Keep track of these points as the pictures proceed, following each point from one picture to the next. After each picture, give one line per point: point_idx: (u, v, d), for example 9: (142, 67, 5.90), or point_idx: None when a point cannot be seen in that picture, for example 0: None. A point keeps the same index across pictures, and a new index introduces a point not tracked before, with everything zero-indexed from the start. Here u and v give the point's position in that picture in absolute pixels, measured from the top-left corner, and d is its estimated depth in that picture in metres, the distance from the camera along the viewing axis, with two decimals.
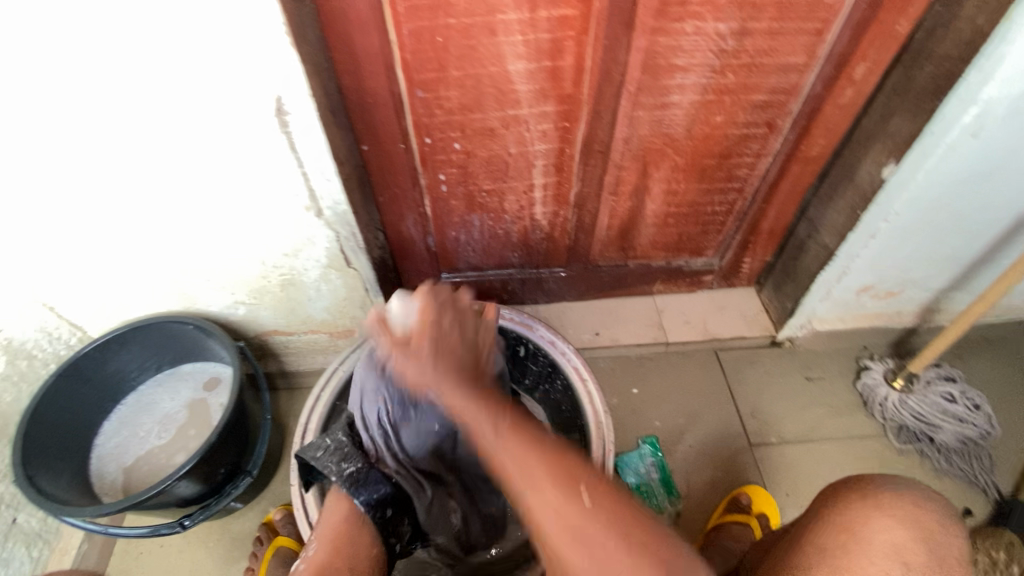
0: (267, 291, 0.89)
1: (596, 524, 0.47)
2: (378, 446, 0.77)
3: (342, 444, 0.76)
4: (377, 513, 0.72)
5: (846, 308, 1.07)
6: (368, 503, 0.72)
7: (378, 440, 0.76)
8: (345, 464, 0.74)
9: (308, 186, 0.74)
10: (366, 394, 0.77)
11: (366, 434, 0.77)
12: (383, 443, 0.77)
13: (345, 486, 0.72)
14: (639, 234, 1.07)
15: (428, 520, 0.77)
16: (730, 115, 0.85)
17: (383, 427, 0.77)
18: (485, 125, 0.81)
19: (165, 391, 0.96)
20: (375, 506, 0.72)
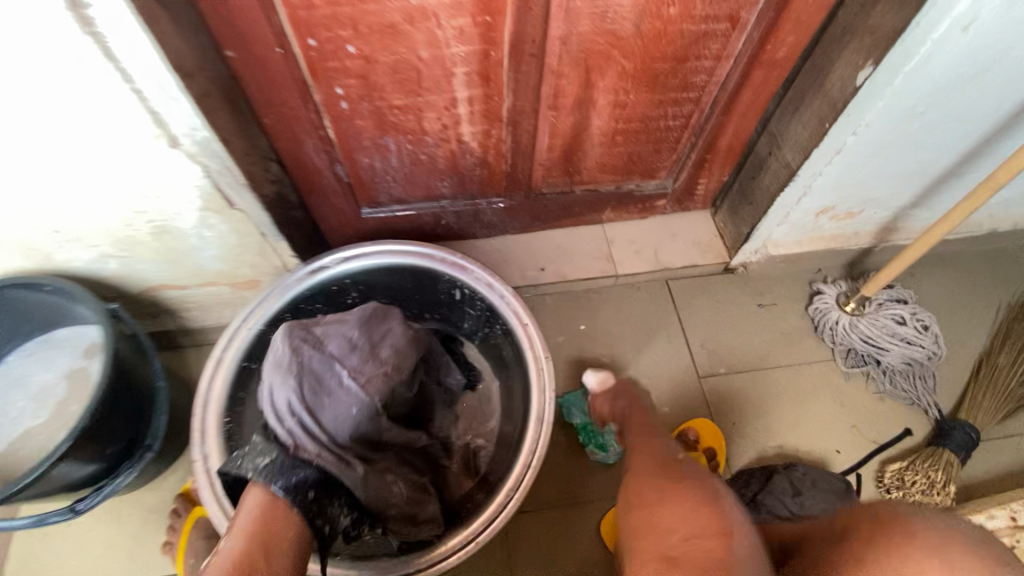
0: (138, 241, 0.73)
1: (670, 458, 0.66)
2: (295, 436, 0.67)
3: (257, 441, 0.67)
4: (298, 497, 0.64)
5: (803, 230, 1.01)
6: (288, 488, 0.63)
7: (293, 431, 0.68)
8: (261, 458, 0.66)
9: (150, 109, 0.56)
10: (275, 386, 0.70)
11: (281, 426, 0.68)
12: (300, 432, 0.68)
13: (260, 477, 0.64)
14: (585, 155, 0.94)
15: (366, 498, 0.69)
16: (686, 8, 0.70)
17: (297, 417, 0.68)
18: (383, 20, 0.64)
19: (36, 362, 0.81)
20: (294, 491, 0.64)
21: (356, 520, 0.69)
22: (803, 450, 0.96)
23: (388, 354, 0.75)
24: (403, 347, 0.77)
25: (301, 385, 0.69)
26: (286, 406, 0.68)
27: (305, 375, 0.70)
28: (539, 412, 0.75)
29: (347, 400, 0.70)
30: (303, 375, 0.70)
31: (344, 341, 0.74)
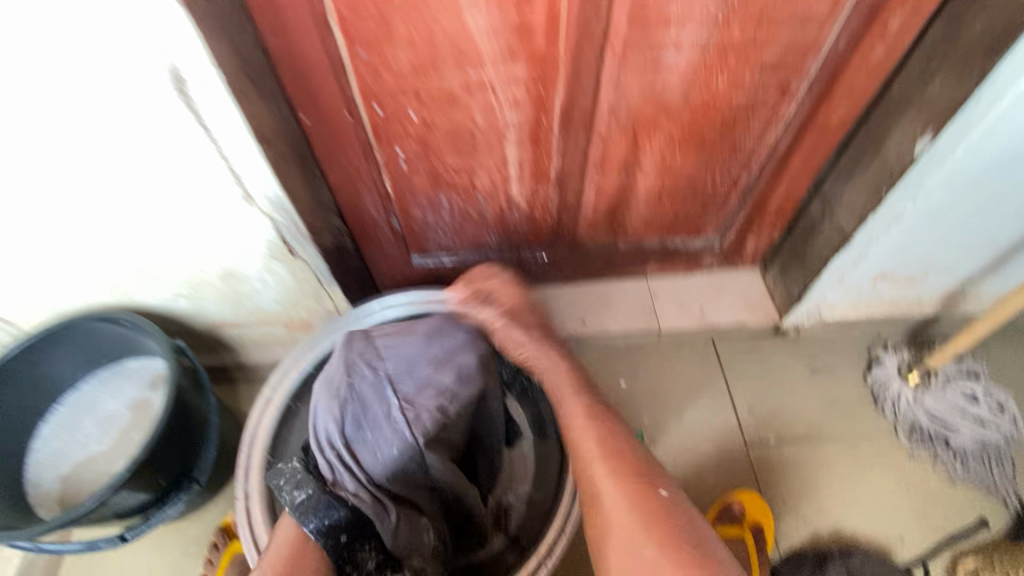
0: (208, 283, 0.79)
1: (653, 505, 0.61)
2: (333, 467, 0.69)
3: (294, 469, 0.68)
4: (330, 540, 0.64)
5: (859, 295, 0.97)
6: (321, 530, 0.64)
7: (333, 462, 0.69)
8: (296, 492, 0.65)
9: (233, 171, 0.63)
10: (320, 409, 0.71)
11: (320, 455, 0.70)
12: (339, 464, 0.69)
13: (294, 514, 0.64)
14: (631, 213, 0.95)
15: (396, 547, 0.68)
16: (735, 78, 0.71)
17: (338, 447, 0.70)
18: (443, 90, 0.69)
19: (107, 389, 0.86)
20: (328, 533, 0.64)
21: (384, 565, 0.68)
22: (870, 536, 0.89)
23: (450, 377, 0.77)
24: (458, 383, 0.78)
25: (345, 415, 0.71)
26: (326, 438, 0.70)
27: (351, 402, 0.72)
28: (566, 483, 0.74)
29: (389, 438, 0.72)
30: (350, 401, 0.72)
31: (402, 363, 0.76)
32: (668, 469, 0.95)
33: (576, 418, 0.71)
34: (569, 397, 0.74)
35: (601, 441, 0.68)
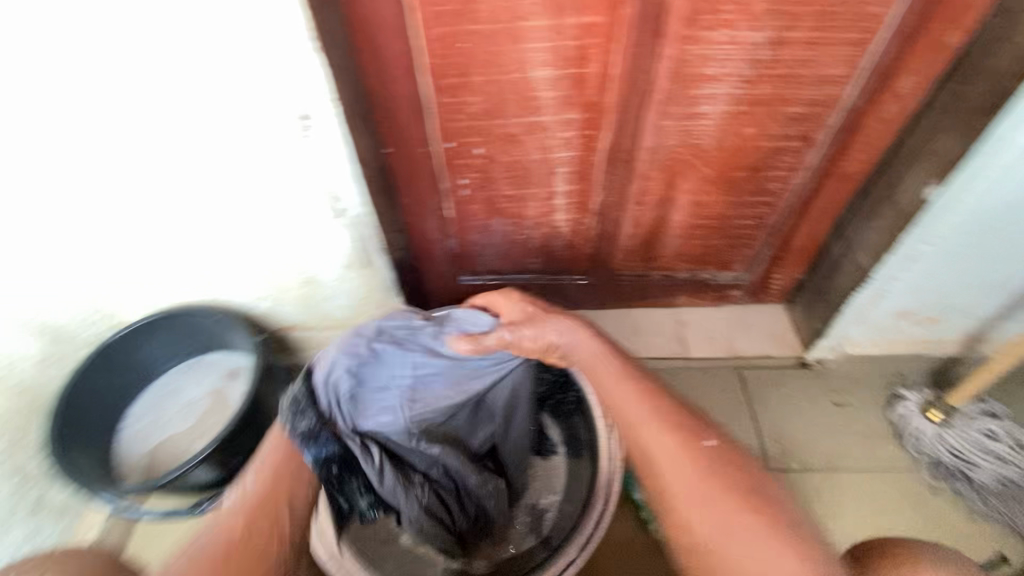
0: (289, 288, 0.91)
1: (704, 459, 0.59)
2: (334, 410, 0.77)
3: (299, 395, 0.75)
4: (323, 470, 0.73)
5: (880, 331, 1.02)
6: (318, 459, 0.73)
7: (336, 407, 0.77)
8: (301, 420, 0.74)
9: (330, 190, 0.75)
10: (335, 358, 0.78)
11: (324, 397, 0.77)
12: (339, 410, 0.77)
13: (298, 440, 0.72)
14: (665, 245, 1.04)
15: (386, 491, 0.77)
16: (763, 128, 0.81)
17: (344, 395, 0.78)
18: (507, 130, 0.80)
19: (190, 378, 0.99)
20: (322, 464, 0.73)
21: (373, 503, 0.78)
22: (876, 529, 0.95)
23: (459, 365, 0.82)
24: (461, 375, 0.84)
25: (358, 371, 0.79)
26: (336, 383, 0.77)
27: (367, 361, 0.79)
28: (594, 514, 0.75)
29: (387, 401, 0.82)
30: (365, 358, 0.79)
31: (421, 342, 0.82)
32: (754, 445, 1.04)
33: (615, 392, 0.69)
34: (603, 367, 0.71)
35: (648, 412, 0.64)
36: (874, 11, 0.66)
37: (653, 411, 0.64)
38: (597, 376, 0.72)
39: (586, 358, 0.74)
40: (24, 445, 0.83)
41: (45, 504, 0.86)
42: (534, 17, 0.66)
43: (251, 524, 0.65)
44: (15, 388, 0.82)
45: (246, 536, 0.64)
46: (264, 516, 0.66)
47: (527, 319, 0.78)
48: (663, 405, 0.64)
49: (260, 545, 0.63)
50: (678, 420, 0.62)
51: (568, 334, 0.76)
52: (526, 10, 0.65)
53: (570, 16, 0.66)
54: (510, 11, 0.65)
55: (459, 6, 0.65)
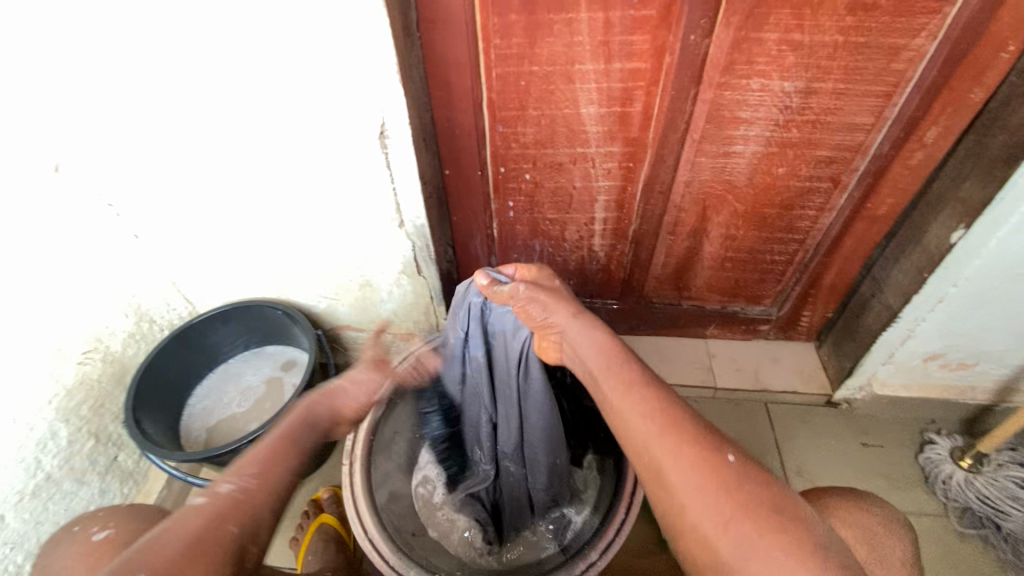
0: (348, 290, 1.01)
1: (732, 475, 0.52)
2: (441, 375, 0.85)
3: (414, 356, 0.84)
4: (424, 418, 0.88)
5: (910, 374, 1.03)
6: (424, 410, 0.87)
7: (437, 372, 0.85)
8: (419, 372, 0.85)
9: (396, 202, 0.84)
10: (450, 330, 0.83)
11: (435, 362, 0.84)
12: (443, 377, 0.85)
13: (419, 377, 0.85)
14: (696, 275, 1.09)
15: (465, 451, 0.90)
16: (793, 168, 0.87)
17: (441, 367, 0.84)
18: (554, 159, 0.89)
19: (250, 365, 1.09)
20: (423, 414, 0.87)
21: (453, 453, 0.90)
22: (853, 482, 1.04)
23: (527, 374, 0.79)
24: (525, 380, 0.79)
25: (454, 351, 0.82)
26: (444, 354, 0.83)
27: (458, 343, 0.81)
28: (614, 523, 0.71)
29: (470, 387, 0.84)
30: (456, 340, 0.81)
31: (501, 331, 0.79)
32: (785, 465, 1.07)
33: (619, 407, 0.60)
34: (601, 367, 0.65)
35: (658, 429, 0.56)
36: (899, 67, 0.73)
37: (668, 427, 0.56)
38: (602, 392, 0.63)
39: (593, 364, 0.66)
40: (103, 410, 0.91)
41: (114, 467, 0.93)
42: (586, 62, 0.76)
43: (228, 530, 0.53)
44: (101, 357, 0.90)
45: (197, 550, 0.50)
46: (223, 530, 0.53)
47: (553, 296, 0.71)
48: (681, 417, 0.57)
49: (244, 539, 0.54)
50: (697, 432, 0.56)
51: (587, 333, 0.69)
52: (580, 55, 0.75)
53: (618, 62, 0.75)
54: (565, 56, 0.75)
55: (522, 50, 0.75)
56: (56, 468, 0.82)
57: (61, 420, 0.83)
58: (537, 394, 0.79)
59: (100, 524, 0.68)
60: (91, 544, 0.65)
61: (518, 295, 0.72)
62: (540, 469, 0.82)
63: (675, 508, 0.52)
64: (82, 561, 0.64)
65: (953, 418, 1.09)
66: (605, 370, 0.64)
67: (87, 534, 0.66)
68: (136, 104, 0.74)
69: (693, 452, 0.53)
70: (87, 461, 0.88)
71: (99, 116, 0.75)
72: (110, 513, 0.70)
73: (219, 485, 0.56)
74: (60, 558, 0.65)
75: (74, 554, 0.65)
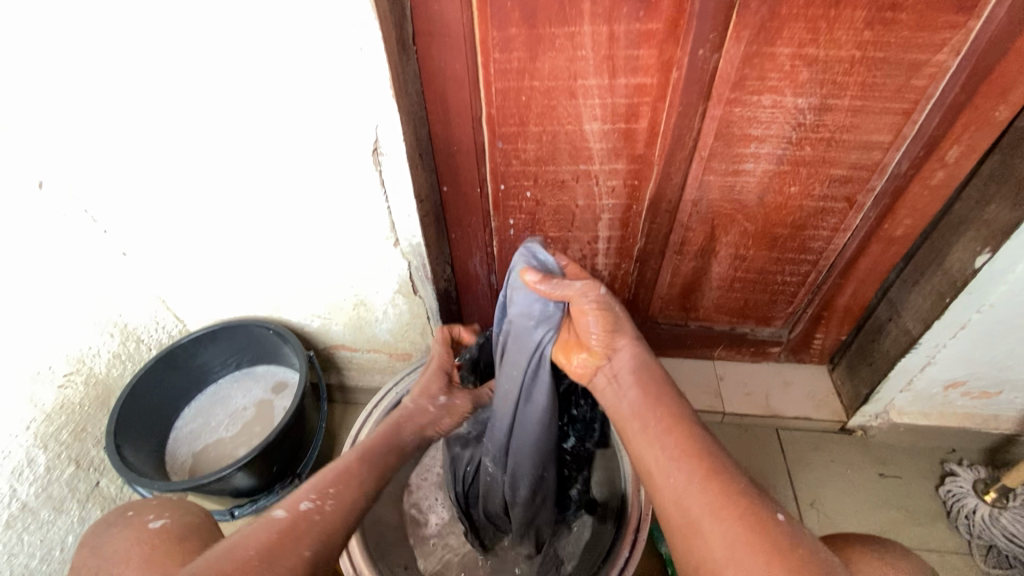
0: (342, 309, 0.97)
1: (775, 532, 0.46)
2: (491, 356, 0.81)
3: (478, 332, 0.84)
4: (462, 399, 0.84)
5: (930, 403, 0.99)
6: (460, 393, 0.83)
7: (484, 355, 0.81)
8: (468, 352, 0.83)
9: (390, 220, 0.81)
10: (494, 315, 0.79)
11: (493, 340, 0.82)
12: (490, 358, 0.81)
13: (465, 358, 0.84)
14: (703, 295, 1.05)
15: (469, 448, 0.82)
16: (806, 187, 0.83)
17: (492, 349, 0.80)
18: (556, 177, 0.86)
19: (240, 387, 1.06)
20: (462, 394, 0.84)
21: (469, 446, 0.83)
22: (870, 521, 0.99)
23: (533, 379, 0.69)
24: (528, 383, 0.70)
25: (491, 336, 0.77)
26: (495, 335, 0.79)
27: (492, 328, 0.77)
28: (616, 563, 0.65)
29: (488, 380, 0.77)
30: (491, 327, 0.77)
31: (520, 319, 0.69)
32: (801, 503, 1.01)
33: (650, 451, 0.56)
34: (642, 410, 0.59)
35: (693, 477, 0.51)
36: (919, 83, 0.69)
37: (706, 476, 0.51)
38: (632, 434, 0.60)
39: (631, 400, 0.61)
40: (85, 434, 0.87)
41: (96, 493, 0.89)
42: (589, 77, 0.72)
43: (301, 552, 0.49)
44: (84, 379, 0.87)
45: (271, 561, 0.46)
46: (298, 548, 0.49)
47: (622, 316, 0.65)
48: (720, 472, 0.51)
49: (317, 563, 0.49)
50: (737, 483, 0.50)
51: (638, 362, 0.63)
52: (584, 70, 0.72)
53: (623, 77, 0.72)
54: (568, 71, 0.72)
55: (523, 65, 0.72)
56: (33, 496, 0.77)
57: (39, 447, 0.78)
58: (537, 399, 0.70)
59: (156, 513, 0.56)
60: (145, 532, 0.53)
61: (586, 300, 0.62)
62: (523, 481, 0.73)
63: (705, 564, 0.47)
64: (137, 551, 0.51)
65: (975, 448, 1.04)
66: (656, 396, 0.60)
67: (142, 522, 0.54)
68: (133, 123, 0.71)
69: (731, 507, 0.48)
70: (67, 488, 0.83)
71: (84, 131, 0.72)
72: (161, 503, 0.58)
73: (297, 502, 0.53)
74: (114, 543, 0.53)
75: (124, 546, 0.53)
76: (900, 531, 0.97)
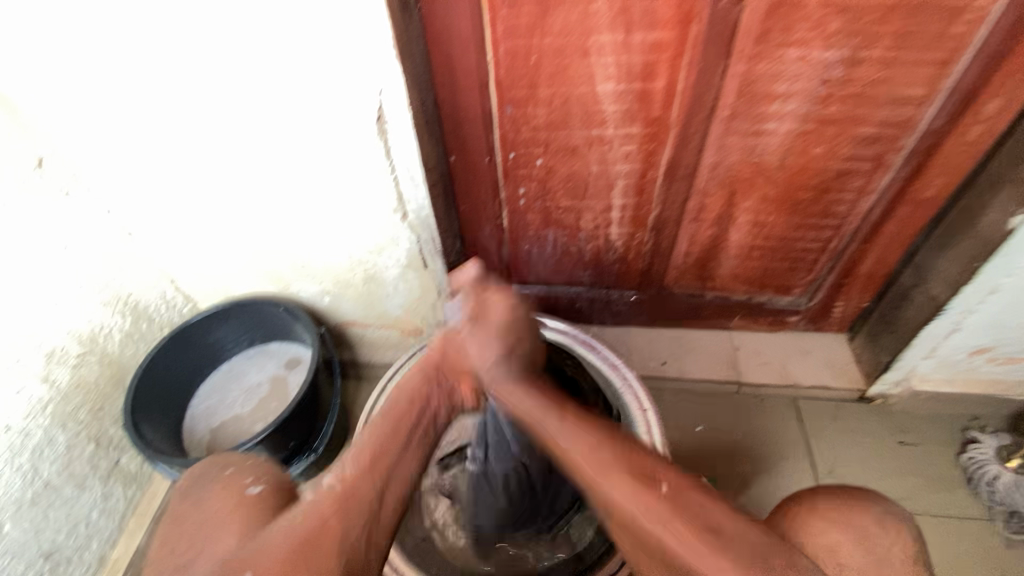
0: (350, 284, 0.95)
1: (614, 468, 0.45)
2: None
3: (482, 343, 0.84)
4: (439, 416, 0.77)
5: (955, 369, 0.96)
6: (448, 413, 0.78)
7: None
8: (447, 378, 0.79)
9: (398, 191, 0.79)
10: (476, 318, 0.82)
11: None
12: None
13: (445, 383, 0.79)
14: (720, 264, 1.02)
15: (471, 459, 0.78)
16: (831, 148, 0.79)
17: None
18: (569, 143, 0.82)
19: (253, 364, 1.06)
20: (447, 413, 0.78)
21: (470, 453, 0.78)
22: (891, 488, 0.98)
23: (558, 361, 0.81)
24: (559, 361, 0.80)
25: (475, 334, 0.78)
26: None
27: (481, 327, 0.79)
28: None
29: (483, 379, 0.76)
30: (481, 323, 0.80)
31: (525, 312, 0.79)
32: (819, 471, 1.01)
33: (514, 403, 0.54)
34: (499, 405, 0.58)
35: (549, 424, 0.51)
36: (959, 31, 0.65)
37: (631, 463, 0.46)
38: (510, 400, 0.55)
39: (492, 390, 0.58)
40: (102, 413, 0.86)
41: (117, 470, 0.89)
42: (604, 33, 0.68)
43: (329, 525, 0.46)
44: (97, 359, 0.86)
45: (305, 551, 0.45)
46: (328, 527, 0.46)
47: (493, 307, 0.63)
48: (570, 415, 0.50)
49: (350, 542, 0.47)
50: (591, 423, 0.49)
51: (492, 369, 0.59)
52: (597, 26, 0.68)
53: (639, 32, 0.68)
54: (582, 27, 0.68)
55: (532, 21, 0.68)
56: (56, 475, 0.78)
57: (58, 426, 0.79)
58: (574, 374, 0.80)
59: (254, 477, 0.53)
60: (241, 501, 0.50)
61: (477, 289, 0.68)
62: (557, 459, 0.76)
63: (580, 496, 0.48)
64: (231, 513, 0.49)
65: (998, 414, 1.03)
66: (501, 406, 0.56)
67: (240, 486, 0.52)
68: (128, 92, 0.69)
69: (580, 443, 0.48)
70: (88, 466, 0.84)
71: (79, 103, 0.70)
72: (259, 464, 0.55)
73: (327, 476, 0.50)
74: (212, 501, 0.51)
75: (222, 506, 0.50)
76: (920, 498, 0.97)
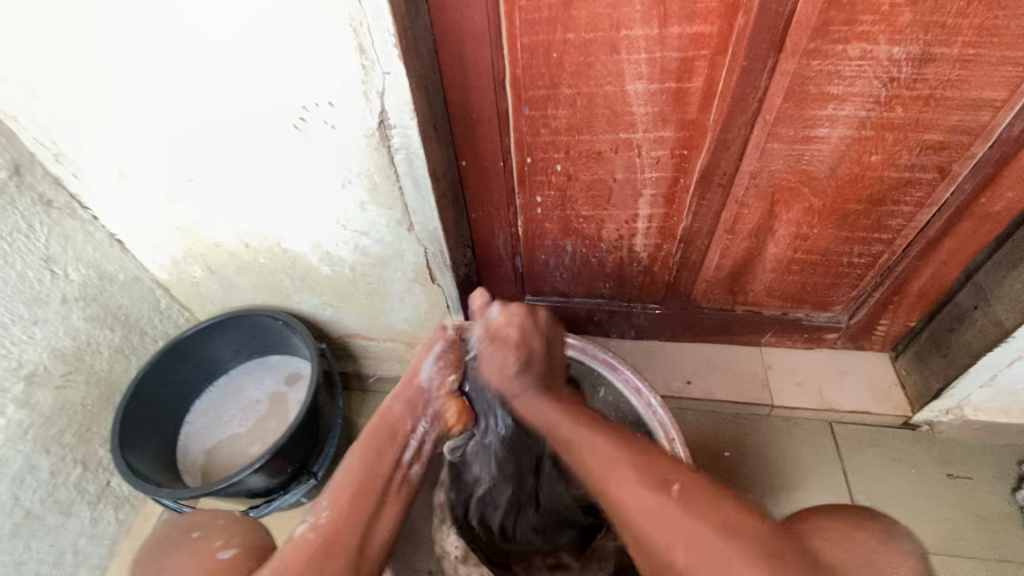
0: (353, 296, 0.89)
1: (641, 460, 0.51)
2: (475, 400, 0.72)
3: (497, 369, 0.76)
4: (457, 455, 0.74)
5: (1013, 398, 0.88)
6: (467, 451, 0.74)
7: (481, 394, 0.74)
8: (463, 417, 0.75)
9: (403, 203, 0.72)
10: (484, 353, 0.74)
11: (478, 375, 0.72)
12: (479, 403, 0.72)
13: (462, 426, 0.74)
14: (754, 278, 0.93)
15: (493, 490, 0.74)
16: (889, 156, 0.70)
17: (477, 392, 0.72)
18: (592, 147, 0.74)
19: (252, 379, 1.00)
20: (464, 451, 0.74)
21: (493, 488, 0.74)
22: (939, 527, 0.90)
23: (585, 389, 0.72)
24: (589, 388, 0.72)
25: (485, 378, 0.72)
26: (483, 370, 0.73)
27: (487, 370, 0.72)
28: None
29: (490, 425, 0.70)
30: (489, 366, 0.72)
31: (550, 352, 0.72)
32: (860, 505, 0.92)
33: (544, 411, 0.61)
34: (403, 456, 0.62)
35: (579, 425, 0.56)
36: None
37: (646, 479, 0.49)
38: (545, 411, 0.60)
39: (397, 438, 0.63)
40: (90, 435, 0.82)
41: (107, 493, 0.85)
42: (635, 26, 0.60)
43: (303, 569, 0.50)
44: (85, 378, 0.81)
45: None
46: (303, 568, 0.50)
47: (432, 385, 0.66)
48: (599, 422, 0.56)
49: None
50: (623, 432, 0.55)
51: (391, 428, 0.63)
52: (628, 19, 0.59)
53: (676, 25, 0.59)
54: (611, 19, 0.60)
55: (554, 12, 0.60)
56: (39, 503, 0.74)
57: (41, 451, 0.74)
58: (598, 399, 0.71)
59: (224, 539, 0.56)
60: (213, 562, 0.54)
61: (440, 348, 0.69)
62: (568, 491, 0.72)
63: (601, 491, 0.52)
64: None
65: None
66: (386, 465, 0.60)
67: (210, 550, 0.55)
68: (107, 94, 0.62)
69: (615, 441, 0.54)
70: (75, 491, 0.79)
71: (56, 107, 0.64)
72: (227, 524, 0.58)
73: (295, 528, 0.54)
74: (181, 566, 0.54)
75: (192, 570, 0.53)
76: (972, 539, 0.88)
